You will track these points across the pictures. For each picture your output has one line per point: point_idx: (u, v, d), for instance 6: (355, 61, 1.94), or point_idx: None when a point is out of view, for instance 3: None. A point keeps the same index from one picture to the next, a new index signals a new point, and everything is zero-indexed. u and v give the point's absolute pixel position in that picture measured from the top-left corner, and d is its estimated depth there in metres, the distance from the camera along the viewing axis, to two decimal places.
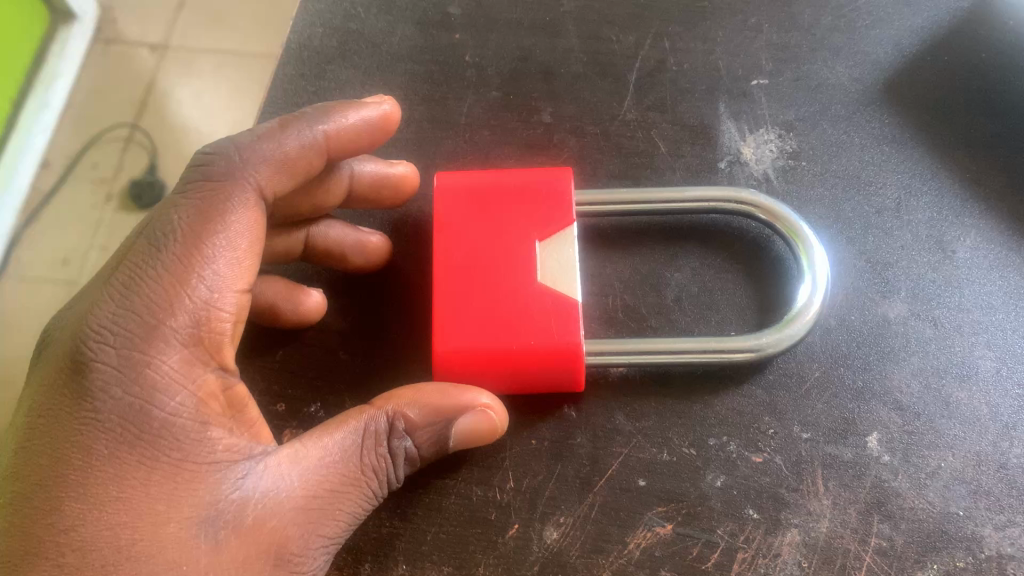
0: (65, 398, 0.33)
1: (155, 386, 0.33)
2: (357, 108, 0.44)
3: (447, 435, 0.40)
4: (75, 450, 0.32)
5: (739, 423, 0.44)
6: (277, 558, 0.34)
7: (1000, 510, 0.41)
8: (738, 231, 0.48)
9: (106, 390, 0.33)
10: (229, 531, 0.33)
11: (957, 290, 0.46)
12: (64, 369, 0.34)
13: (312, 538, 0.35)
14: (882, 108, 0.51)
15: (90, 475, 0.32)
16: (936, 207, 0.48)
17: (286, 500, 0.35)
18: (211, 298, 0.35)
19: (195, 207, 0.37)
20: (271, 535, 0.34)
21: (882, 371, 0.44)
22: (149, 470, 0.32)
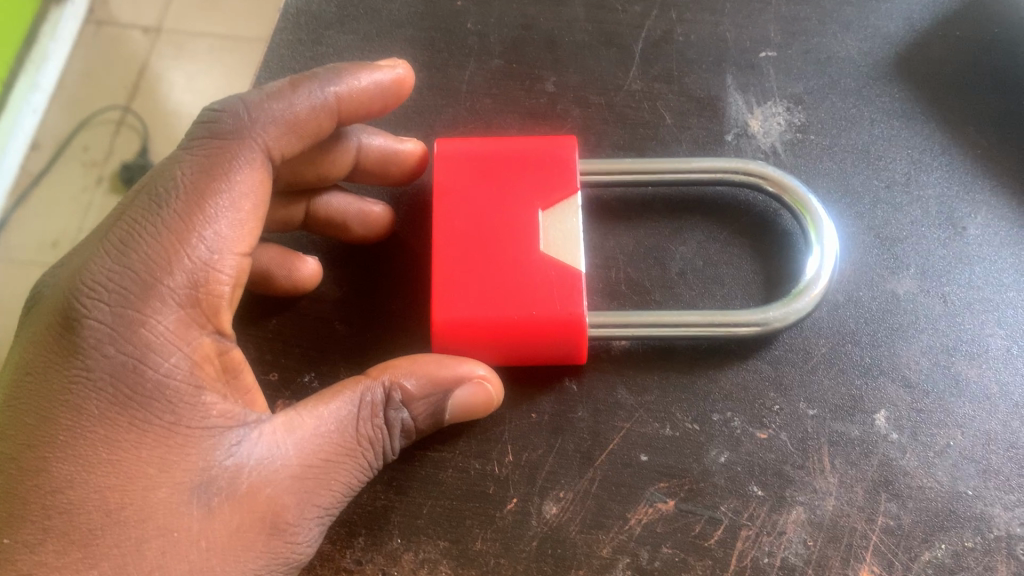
0: (55, 355, 0.32)
1: (149, 345, 0.32)
2: (370, 71, 0.42)
3: (444, 407, 0.38)
4: (64, 409, 0.31)
5: (744, 398, 0.43)
6: (271, 528, 0.33)
7: (1009, 490, 0.41)
8: (744, 205, 0.47)
9: (99, 348, 0.32)
10: (222, 498, 0.32)
11: (967, 267, 0.45)
12: (55, 326, 0.32)
13: (308, 508, 0.34)
14: (892, 82, 0.50)
15: (80, 437, 0.30)
16: (946, 182, 0.47)
17: (283, 468, 0.33)
18: (210, 259, 0.34)
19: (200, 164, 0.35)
20: (266, 504, 0.33)
21: (890, 348, 0.43)
22: (140, 433, 0.31)
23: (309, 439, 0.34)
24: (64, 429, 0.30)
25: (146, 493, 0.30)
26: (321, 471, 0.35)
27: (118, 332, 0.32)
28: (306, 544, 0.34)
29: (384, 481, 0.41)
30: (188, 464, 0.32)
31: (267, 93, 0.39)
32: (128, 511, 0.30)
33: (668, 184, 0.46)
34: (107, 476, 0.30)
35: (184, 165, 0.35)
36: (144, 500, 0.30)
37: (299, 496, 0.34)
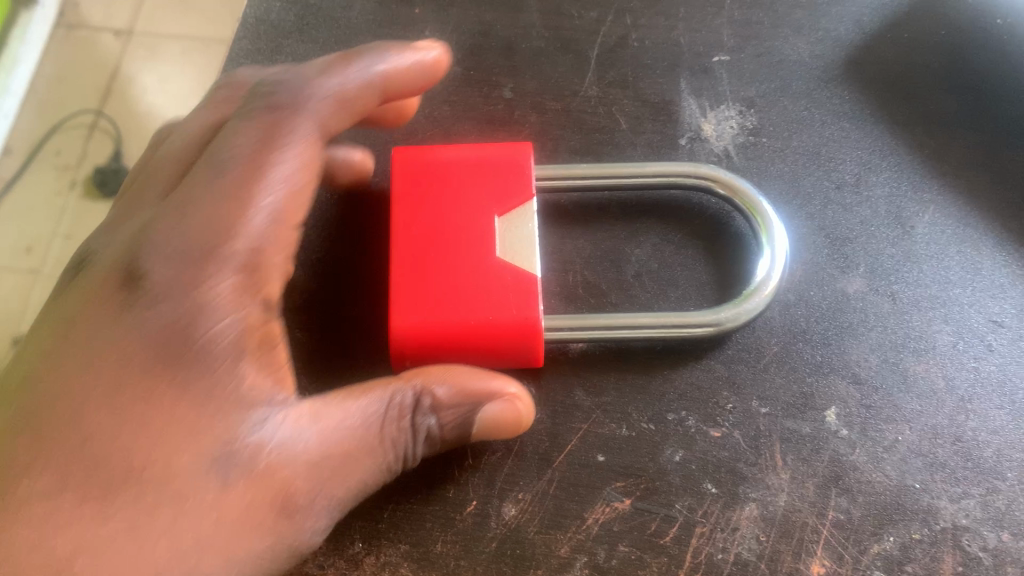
0: (115, 309, 0.34)
1: (204, 305, 0.34)
2: (415, 48, 0.43)
3: (473, 418, 0.38)
4: (110, 358, 0.33)
5: (697, 397, 0.43)
6: (280, 509, 0.33)
7: (955, 482, 0.42)
8: (698, 207, 0.48)
9: (152, 307, 0.34)
10: (240, 472, 0.33)
11: (915, 265, 0.46)
12: (120, 283, 0.35)
13: (320, 495, 0.34)
14: (843, 84, 0.51)
15: (123, 386, 0.32)
16: (894, 182, 0.48)
17: (307, 452, 0.34)
18: (265, 228, 0.36)
19: (246, 140, 0.38)
20: (280, 484, 0.33)
21: (841, 346, 0.44)
22: (176, 394, 0.32)
23: (336, 429, 0.35)
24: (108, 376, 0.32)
25: (175, 453, 0.32)
26: (342, 461, 0.35)
27: (167, 296, 0.34)
28: (312, 528, 0.35)
29: None
30: (222, 429, 0.33)
31: (313, 70, 0.42)
32: (150, 471, 0.31)
33: (623, 187, 0.47)
34: (139, 430, 0.32)
35: (234, 139, 0.38)
36: (169, 460, 0.32)
37: (315, 481, 0.34)
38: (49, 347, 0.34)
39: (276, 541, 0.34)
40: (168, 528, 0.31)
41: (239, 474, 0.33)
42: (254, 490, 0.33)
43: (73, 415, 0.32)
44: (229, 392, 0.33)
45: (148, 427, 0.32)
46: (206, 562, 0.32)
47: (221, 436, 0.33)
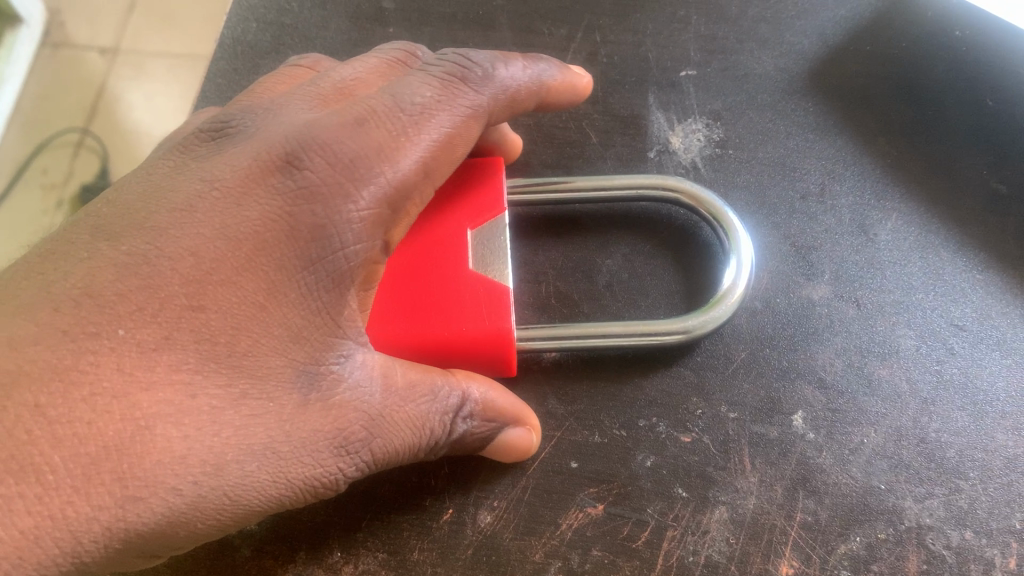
0: (251, 184, 0.32)
1: (343, 226, 0.32)
2: (579, 71, 0.44)
3: (494, 437, 0.39)
4: (239, 228, 0.31)
5: (667, 403, 0.44)
6: (339, 447, 0.32)
7: (919, 483, 0.43)
8: (667, 219, 0.49)
9: (300, 203, 0.32)
10: (316, 397, 0.32)
11: (879, 271, 0.47)
12: (266, 161, 0.32)
13: (363, 447, 0.33)
14: (807, 97, 0.52)
15: (246, 266, 0.31)
16: (858, 191, 0.49)
17: (373, 402, 0.33)
18: (404, 186, 0.34)
19: (425, 94, 0.35)
20: (339, 423, 0.32)
21: (806, 351, 0.46)
22: (293, 295, 0.31)
23: (404, 391, 0.34)
24: (227, 249, 0.31)
25: (277, 348, 0.31)
26: (402, 418, 0.34)
27: (296, 203, 0.32)
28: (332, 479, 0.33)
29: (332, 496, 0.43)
30: (317, 346, 0.32)
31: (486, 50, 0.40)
32: (247, 362, 0.31)
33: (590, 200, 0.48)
34: (249, 315, 0.31)
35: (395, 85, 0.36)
36: (265, 356, 0.31)
37: (373, 429, 0.33)
38: (141, 202, 0.32)
39: (314, 479, 0.32)
40: (244, 424, 0.30)
41: (320, 399, 0.32)
42: (324, 422, 0.32)
43: (188, 274, 0.30)
44: (331, 316, 0.32)
45: (257, 309, 0.31)
46: (263, 471, 0.31)
47: (314, 354, 0.32)
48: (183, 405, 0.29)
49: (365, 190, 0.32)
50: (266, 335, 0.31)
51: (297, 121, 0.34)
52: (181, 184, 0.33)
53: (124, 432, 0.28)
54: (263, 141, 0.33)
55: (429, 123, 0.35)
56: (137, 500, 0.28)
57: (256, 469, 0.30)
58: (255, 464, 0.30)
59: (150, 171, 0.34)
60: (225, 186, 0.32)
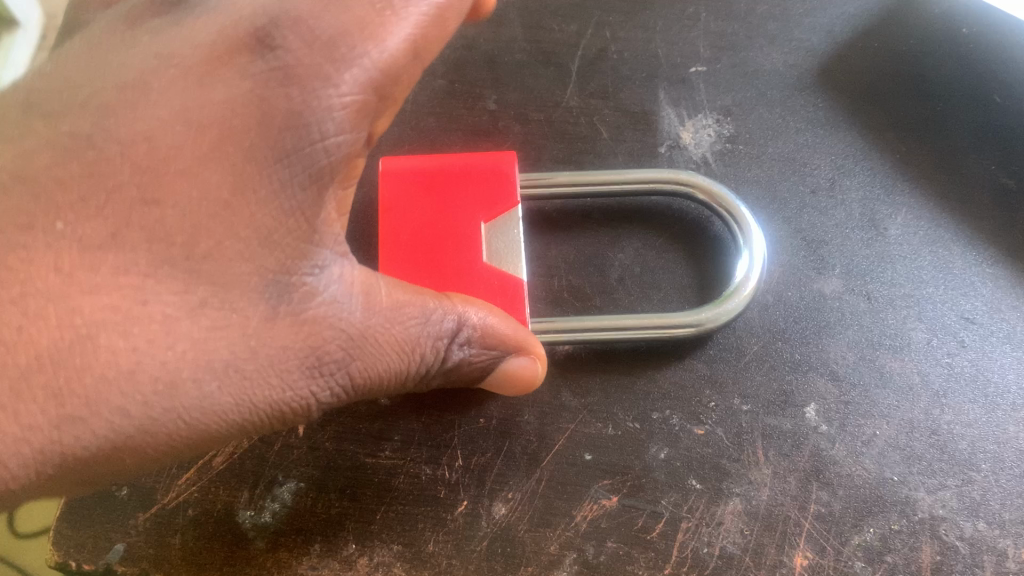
0: (217, 64, 0.31)
1: (321, 111, 0.30)
2: None
3: (495, 365, 0.38)
4: (203, 113, 0.30)
5: (681, 397, 0.45)
6: (311, 367, 0.32)
7: (932, 474, 0.43)
8: (678, 213, 0.50)
9: (270, 86, 0.30)
10: (287, 312, 0.31)
11: (889, 265, 0.48)
12: (232, 41, 0.31)
13: (341, 368, 0.33)
14: (817, 93, 0.52)
15: (216, 154, 0.30)
16: (868, 186, 0.50)
17: (351, 320, 0.32)
18: (393, 64, 0.31)
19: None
20: (314, 340, 0.31)
21: (818, 343, 0.46)
22: (264, 191, 0.30)
23: (386, 316, 0.33)
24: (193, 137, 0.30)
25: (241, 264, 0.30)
26: (380, 346, 0.33)
27: (271, 85, 0.30)
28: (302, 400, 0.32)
29: (347, 489, 0.43)
30: (288, 253, 0.31)
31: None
32: (206, 266, 0.30)
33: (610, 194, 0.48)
34: (211, 213, 0.30)
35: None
36: (227, 261, 0.30)
37: (349, 351, 0.33)
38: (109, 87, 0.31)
39: (282, 401, 0.31)
40: (210, 347, 0.30)
41: (291, 316, 0.31)
42: (292, 341, 0.31)
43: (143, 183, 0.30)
44: (306, 217, 0.31)
45: (218, 208, 0.30)
46: (225, 392, 0.30)
47: (283, 263, 0.31)
48: (134, 319, 0.29)
49: (347, 71, 0.30)
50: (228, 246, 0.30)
51: None
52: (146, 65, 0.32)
53: (72, 355, 0.28)
54: (231, 18, 0.32)
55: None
56: (77, 421, 0.28)
57: (214, 390, 0.30)
58: (213, 384, 0.30)
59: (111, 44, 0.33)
60: (192, 69, 0.31)
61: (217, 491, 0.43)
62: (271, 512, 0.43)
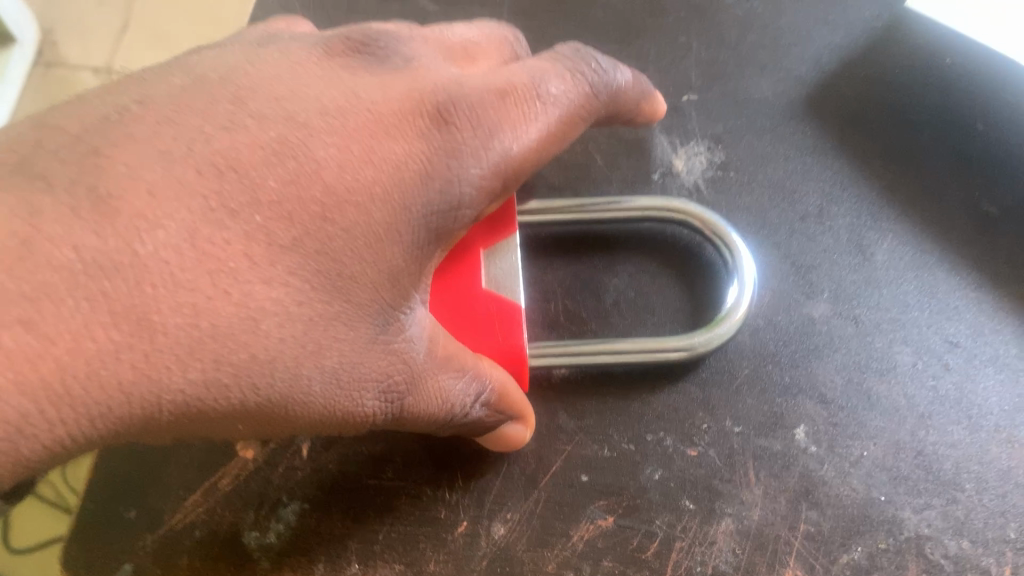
0: (405, 117, 0.34)
1: (464, 188, 0.35)
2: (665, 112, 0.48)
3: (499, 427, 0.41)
4: (381, 152, 0.33)
5: (674, 418, 0.46)
6: (382, 390, 0.33)
7: (917, 494, 0.44)
8: (671, 238, 0.51)
9: (441, 148, 0.34)
10: (383, 338, 0.33)
11: (876, 289, 0.49)
12: (420, 101, 0.35)
13: (404, 391, 0.34)
14: (805, 121, 0.54)
15: (379, 189, 0.32)
16: (855, 212, 0.51)
17: (417, 358, 0.34)
18: (521, 163, 0.36)
19: (555, 87, 0.38)
20: (389, 368, 0.33)
21: (807, 367, 0.47)
22: (394, 228, 0.33)
23: (442, 360, 0.36)
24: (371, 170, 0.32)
25: (370, 275, 0.32)
26: (437, 385, 0.35)
27: (436, 153, 0.34)
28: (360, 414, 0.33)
29: (350, 510, 0.44)
30: (398, 291, 0.33)
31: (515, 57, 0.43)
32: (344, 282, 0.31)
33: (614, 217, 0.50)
34: (365, 242, 0.32)
35: (526, 69, 0.38)
36: (363, 284, 0.32)
37: (411, 385, 0.34)
38: (268, 87, 0.33)
39: (346, 412, 0.32)
40: (325, 345, 0.31)
41: (386, 343, 0.33)
42: (379, 366, 0.33)
43: (310, 177, 0.31)
44: (419, 264, 0.34)
45: (372, 239, 0.32)
46: (320, 394, 0.31)
47: (396, 298, 0.33)
48: (291, 311, 0.30)
49: (492, 157, 0.35)
50: (355, 252, 0.32)
51: (441, 72, 0.37)
52: (326, 87, 0.34)
53: (224, 324, 0.28)
54: (417, 81, 0.35)
55: (553, 110, 0.37)
56: (221, 385, 0.29)
57: (313, 386, 0.31)
58: (318, 384, 0.31)
59: (274, 58, 0.35)
60: (379, 111, 0.34)
61: (223, 511, 0.45)
62: (276, 533, 0.44)
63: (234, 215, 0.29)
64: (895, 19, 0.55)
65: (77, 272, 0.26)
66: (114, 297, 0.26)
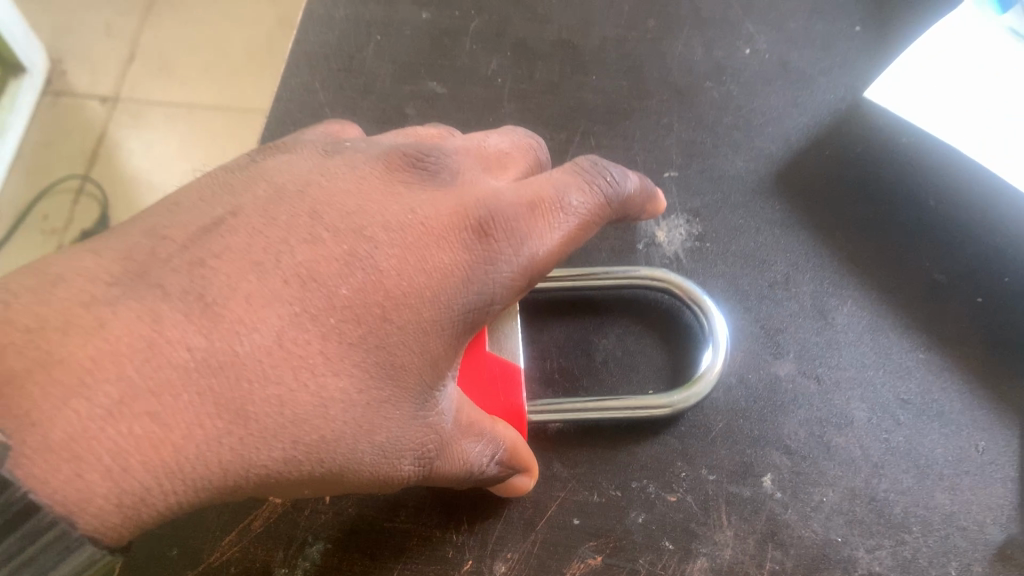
0: (447, 227, 0.37)
1: (492, 288, 0.38)
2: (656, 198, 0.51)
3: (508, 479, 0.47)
4: (427, 257, 0.36)
5: (656, 467, 0.52)
6: (416, 457, 0.37)
7: (870, 535, 0.50)
8: (655, 305, 0.57)
9: (477, 254, 0.37)
10: (422, 414, 0.36)
11: (836, 351, 0.55)
12: (461, 215, 0.38)
13: (431, 456, 0.38)
14: (775, 196, 0.60)
15: (422, 294, 0.36)
16: (818, 280, 0.57)
17: (444, 427, 0.38)
18: (543, 267, 0.39)
19: (578, 198, 0.41)
20: (423, 439, 0.37)
21: (775, 421, 0.53)
22: (434, 325, 0.36)
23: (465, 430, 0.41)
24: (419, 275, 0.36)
25: (416, 364, 0.35)
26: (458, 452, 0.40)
27: (474, 260, 0.37)
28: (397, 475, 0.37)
29: (368, 549, 0.50)
30: (437, 374, 0.37)
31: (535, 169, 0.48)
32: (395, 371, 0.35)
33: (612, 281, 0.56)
34: (413, 334, 0.35)
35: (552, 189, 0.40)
36: (410, 372, 0.35)
37: (438, 450, 0.38)
38: (341, 200, 0.36)
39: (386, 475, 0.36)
40: (377, 424, 0.35)
41: (424, 418, 0.37)
42: (416, 438, 0.36)
43: (374, 285, 0.35)
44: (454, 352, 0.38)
45: (423, 329, 0.36)
46: (368, 463, 0.35)
47: (435, 380, 0.37)
48: (352, 397, 0.33)
49: (518, 261, 0.38)
50: (407, 346, 0.35)
51: (481, 187, 0.40)
52: (384, 197, 0.37)
53: (302, 411, 0.32)
54: (459, 197, 0.39)
55: (575, 220, 0.40)
56: (302, 456, 0.32)
57: (364, 458, 0.34)
58: (367, 455, 0.35)
59: (339, 172, 0.38)
60: (423, 224, 0.37)
61: (256, 550, 0.50)
62: (302, 570, 0.49)
63: (313, 318, 0.33)
64: (854, 104, 0.62)
65: (191, 369, 0.30)
66: (222, 391, 0.30)
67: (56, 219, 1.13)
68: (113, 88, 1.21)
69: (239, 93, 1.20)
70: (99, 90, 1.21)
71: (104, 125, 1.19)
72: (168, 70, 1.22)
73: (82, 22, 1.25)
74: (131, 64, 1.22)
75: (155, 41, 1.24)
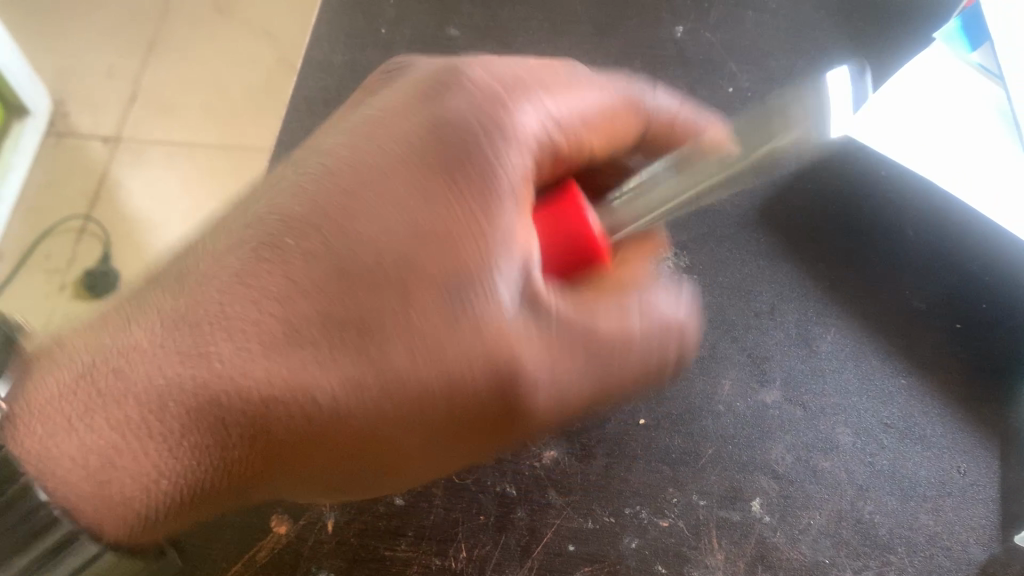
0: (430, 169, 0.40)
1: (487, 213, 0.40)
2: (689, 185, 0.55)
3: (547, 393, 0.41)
4: (394, 206, 0.40)
5: (648, 493, 0.53)
6: (489, 360, 0.39)
7: (857, 557, 0.52)
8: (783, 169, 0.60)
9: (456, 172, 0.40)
10: (467, 317, 0.39)
11: (821, 378, 0.57)
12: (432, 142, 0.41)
13: (531, 369, 0.40)
14: (759, 229, 0.62)
15: (418, 226, 0.39)
16: (803, 309, 0.59)
17: (518, 332, 0.40)
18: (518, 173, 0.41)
19: (530, 113, 0.43)
20: (501, 350, 0.39)
21: (762, 446, 0.55)
22: (438, 248, 0.39)
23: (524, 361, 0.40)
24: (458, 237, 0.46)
25: (434, 272, 0.39)
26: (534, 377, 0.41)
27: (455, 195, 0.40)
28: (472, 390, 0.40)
29: None
30: (477, 276, 0.39)
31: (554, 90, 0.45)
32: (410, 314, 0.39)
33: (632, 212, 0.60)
34: (414, 247, 0.39)
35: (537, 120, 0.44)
36: (425, 295, 0.39)
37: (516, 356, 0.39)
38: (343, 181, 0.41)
39: (459, 388, 0.39)
40: (412, 325, 0.39)
41: (473, 312, 0.39)
42: (472, 344, 0.39)
43: (368, 247, 0.39)
44: (469, 267, 0.39)
45: (412, 258, 0.39)
46: (423, 364, 0.39)
47: (471, 286, 0.39)
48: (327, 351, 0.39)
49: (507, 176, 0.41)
50: (395, 293, 0.39)
51: (453, 106, 0.42)
52: (404, 122, 0.42)
53: (297, 367, 0.39)
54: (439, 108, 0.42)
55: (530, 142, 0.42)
56: (303, 389, 0.39)
57: (405, 364, 0.39)
58: (403, 359, 0.39)
59: (327, 150, 0.43)
60: (404, 164, 0.41)
61: None
62: None
63: (304, 295, 0.39)
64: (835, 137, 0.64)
65: None
66: None
67: (59, 259, 1.16)
68: (115, 128, 1.24)
69: (236, 130, 1.22)
70: (101, 129, 1.24)
71: (106, 165, 1.22)
72: (170, 109, 1.25)
73: (85, 65, 1.29)
74: (133, 104, 1.25)
75: (157, 81, 1.27)
